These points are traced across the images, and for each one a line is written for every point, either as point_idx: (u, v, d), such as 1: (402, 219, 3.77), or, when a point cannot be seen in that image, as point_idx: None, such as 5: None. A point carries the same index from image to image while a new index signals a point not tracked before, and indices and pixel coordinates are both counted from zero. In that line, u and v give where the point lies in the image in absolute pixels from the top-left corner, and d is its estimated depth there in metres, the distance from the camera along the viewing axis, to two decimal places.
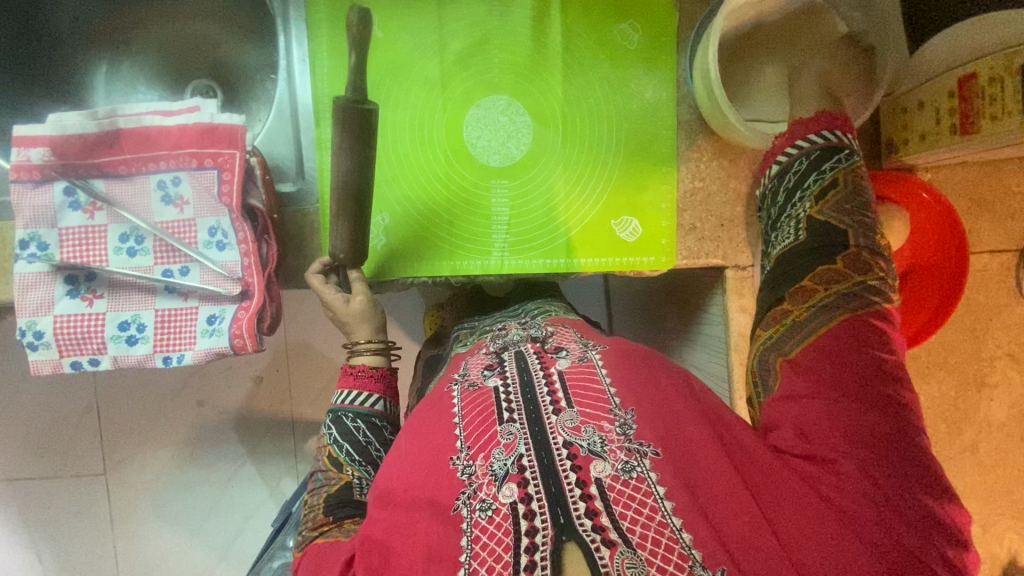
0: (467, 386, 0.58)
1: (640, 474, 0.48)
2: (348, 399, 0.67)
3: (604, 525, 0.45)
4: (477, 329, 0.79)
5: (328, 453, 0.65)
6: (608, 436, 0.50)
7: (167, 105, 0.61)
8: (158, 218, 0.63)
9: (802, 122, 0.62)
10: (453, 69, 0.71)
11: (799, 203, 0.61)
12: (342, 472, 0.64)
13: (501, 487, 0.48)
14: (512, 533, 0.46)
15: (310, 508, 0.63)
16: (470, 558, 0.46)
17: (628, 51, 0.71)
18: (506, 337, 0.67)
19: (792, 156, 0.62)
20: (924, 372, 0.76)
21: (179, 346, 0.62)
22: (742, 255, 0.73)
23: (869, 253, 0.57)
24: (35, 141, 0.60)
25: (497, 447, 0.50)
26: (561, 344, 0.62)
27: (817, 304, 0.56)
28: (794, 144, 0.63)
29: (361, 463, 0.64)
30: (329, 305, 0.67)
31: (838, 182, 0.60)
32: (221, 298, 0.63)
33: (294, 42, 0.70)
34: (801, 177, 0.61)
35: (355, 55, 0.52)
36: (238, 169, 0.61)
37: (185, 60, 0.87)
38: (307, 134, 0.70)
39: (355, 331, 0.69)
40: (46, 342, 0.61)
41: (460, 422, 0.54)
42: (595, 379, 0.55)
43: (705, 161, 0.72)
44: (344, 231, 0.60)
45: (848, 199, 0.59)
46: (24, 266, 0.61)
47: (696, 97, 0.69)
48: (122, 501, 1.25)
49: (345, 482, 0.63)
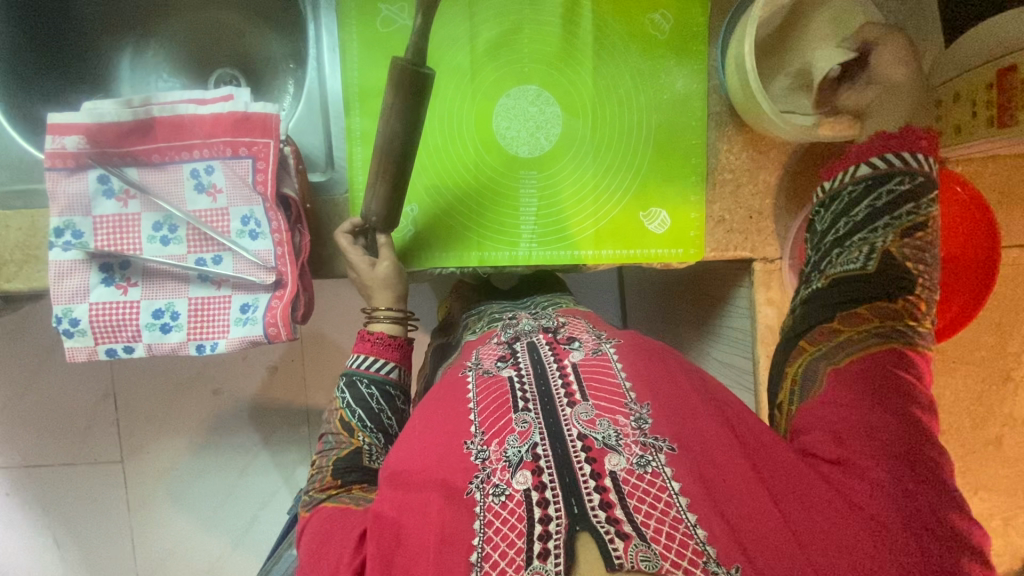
0: (481, 372, 0.59)
1: (655, 469, 0.47)
2: (363, 364, 0.68)
3: (618, 518, 0.44)
4: (485, 316, 0.79)
5: (340, 416, 0.67)
6: (623, 430, 0.49)
7: (202, 93, 0.61)
8: (191, 207, 0.63)
9: (886, 135, 0.62)
10: (483, 58, 0.70)
11: (879, 232, 0.61)
12: (353, 436, 0.65)
13: (515, 474, 0.48)
14: (524, 520, 0.45)
15: (318, 469, 0.64)
16: (482, 541, 0.45)
17: (659, 41, 0.70)
18: (518, 326, 0.67)
19: (880, 170, 0.62)
20: (950, 367, 0.76)
21: (213, 334, 0.63)
22: (770, 248, 0.73)
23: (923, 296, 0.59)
24: (69, 128, 0.60)
25: (512, 433, 0.50)
26: (574, 335, 0.62)
27: (869, 334, 0.57)
28: (884, 157, 0.61)
29: (372, 430, 0.66)
30: (355, 265, 0.66)
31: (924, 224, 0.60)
32: (255, 286, 0.64)
33: (324, 30, 0.70)
34: (885, 200, 0.61)
35: (420, 17, 0.52)
36: (272, 158, 0.61)
37: (206, 47, 0.86)
38: (337, 124, 0.70)
39: (374, 296, 0.68)
40: (81, 329, 0.62)
41: (475, 406, 0.54)
42: (610, 373, 0.55)
43: (736, 153, 0.71)
44: (381, 194, 0.61)
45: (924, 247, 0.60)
46: (60, 254, 0.61)
47: (728, 87, 0.69)
48: (139, 488, 1.26)
49: (355, 447, 0.65)
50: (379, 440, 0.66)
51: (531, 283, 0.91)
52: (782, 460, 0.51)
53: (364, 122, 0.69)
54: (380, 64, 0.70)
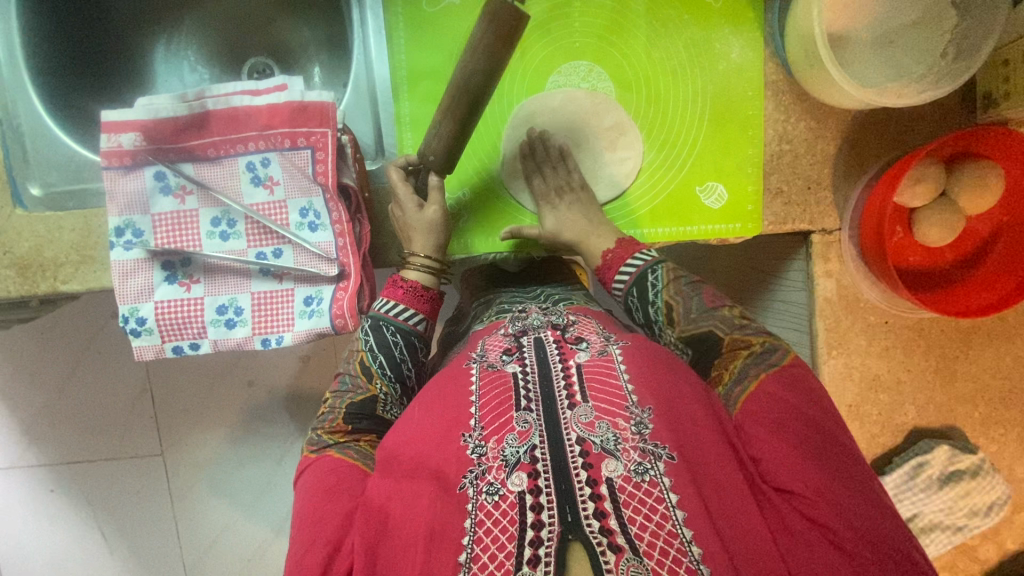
0: (486, 366, 0.56)
1: (652, 478, 0.46)
2: (390, 310, 0.63)
3: (612, 528, 0.43)
4: (494, 306, 0.76)
5: (360, 359, 0.62)
6: (622, 434, 0.48)
7: (255, 84, 0.60)
8: (249, 200, 0.62)
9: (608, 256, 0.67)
10: (532, 35, 0.69)
11: (662, 332, 0.63)
12: (371, 383, 0.62)
13: (511, 474, 0.47)
14: (517, 523, 0.44)
15: (330, 408, 0.62)
16: (472, 542, 0.44)
17: (712, 9, 0.68)
18: (526, 320, 0.64)
19: (625, 284, 0.65)
20: (1008, 333, 0.75)
21: (277, 328, 0.63)
22: (830, 219, 0.71)
23: (743, 336, 0.59)
24: (125, 126, 0.59)
25: (512, 432, 0.49)
26: (582, 335, 0.59)
27: (738, 367, 0.57)
28: (623, 267, 0.66)
29: (391, 379, 0.62)
30: (402, 197, 0.64)
31: (671, 303, 0.62)
32: (317, 279, 0.63)
33: (369, 13, 0.68)
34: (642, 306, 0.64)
35: None
36: (331, 147, 0.60)
37: (238, 36, 0.83)
38: (386, 109, 0.69)
39: (415, 240, 0.64)
40: (148, 328, 0.62)
41: (476, 401, 0.52)
42: (612, 374, 0.53)
43: (793, 122, 0.70)
44: (446, 131, 0.58)
45: (689, 308, 0.61)
46: (122, 253, 0.61)
47: (786, 56, 0.67)
48: (181, 480, 1.28)
49: (371, 394, 0.62)
50: (395, 389, 0.63)
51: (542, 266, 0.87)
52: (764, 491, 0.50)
53: (413, 106, 0.68)
54: (428, 45, 0.68)
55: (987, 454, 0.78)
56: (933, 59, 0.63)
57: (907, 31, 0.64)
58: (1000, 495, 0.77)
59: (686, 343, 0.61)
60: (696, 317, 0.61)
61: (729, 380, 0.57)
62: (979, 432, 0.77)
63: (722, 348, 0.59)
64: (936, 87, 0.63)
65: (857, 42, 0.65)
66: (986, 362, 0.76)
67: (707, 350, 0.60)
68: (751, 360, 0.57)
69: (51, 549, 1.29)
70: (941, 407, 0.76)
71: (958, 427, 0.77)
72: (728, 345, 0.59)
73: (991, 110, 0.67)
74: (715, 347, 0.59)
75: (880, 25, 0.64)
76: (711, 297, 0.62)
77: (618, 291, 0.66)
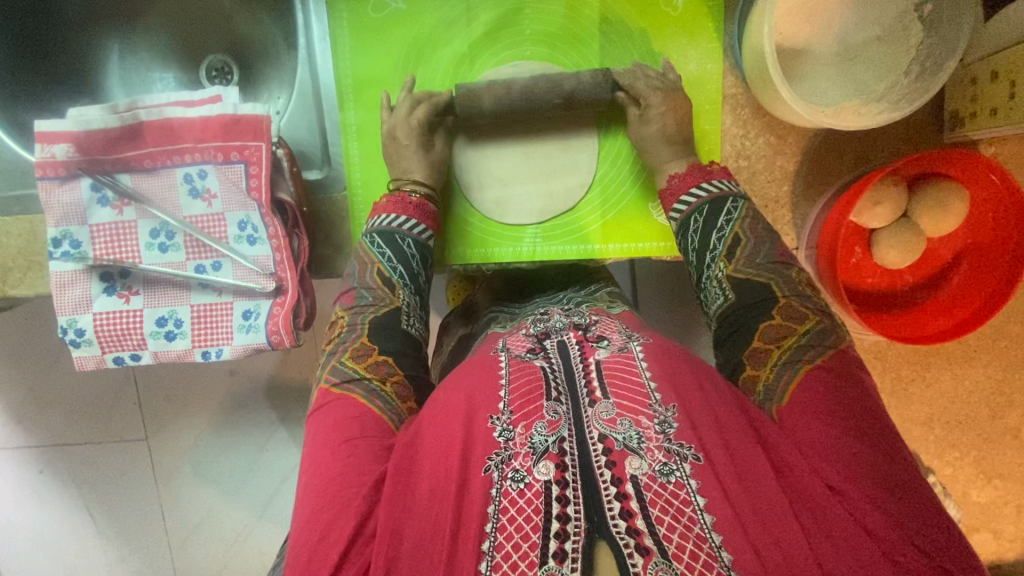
0: (513, 356, 0.54)
1: (679, 480, 0.43)
2: (402, 224, 0.64)
3: (640, 529, 0.41)
4: (516, 311, 0.70)
5: (378, 271, 0.63)
6: (646, 432, 0.45)
7: (189, 95, 0.59)
8: (186, 212, 0.61)
9: (678, 178, 0.64)
10: (481, 43, 0.67)
11: (712, 265, 0.61)
12: (393, 294, 0.62)
13: (538, 463, 0.44)
14: (542, 512, 0.42)
15: (350, 327, 0.61)
16: (495, 530, 0.42)
17: (670, 17, 0.66)
18: (548, 322, 0.61)
19: (686, 211, 0.63)
20: (969, 356, 0.73)
21: (216, 341, 0.62)
22: (785, 239, 0.69)
23: (799, 302, 0.56)
24: (58, 137, 0.59)
25: (541, 420, 0.47)
26: (604, 334, 0.56)
27: (790, 348, 0.54)
28: (689, 194, 0.63)
29: (410, 288, 0.63)
30: (414, 125, 0.64)
31: (739, 237, 0.60)
32: (255, 293, 0.63)
33: (313, 17, 0.66)
34: (705, 237, 0.61)
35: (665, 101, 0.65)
36: (265, 162, 0.59)
37: (197, 31, 0.80)
38: (331, 117, 0.68)
39: (411, 168, 0.65)
40: (88, 339, 0.62)
41: (506, 384, 0.51)
42: (635, 373, 0.50)
43: (752, 137, 0.67)
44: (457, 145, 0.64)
45: (755, 253, 0.59)
46: (59, 264, 0.61)
47: (743, 69, 0.64)
48: (164, 463, 1.22)
49: (394, 306, 0.62)
50: (416, 300, 0.64)
51: (561, 273, 0.80)
52: (799, 484, 0.45)
53: (359, 115, 0.67)
54: (374, 51, 0.66)
55: (940, 475, 0.79)
56: (894, 77, 0.61)
57: (871, 46, 0.61)
58: None
59: (733, 287, 0.59)
60: (760, 265, 0.59)
61: (778, 363, 0.53)
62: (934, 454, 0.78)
63: (773, 311, 0.56)
64: (894, 108, 0.60)
65: (819, 55, 0.62)
66: (943, 386, 0.75)
67: (754, 307, 0.57)
68: (803, 342, 0.54)
69: (38, 530, 1.26)
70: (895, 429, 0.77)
71: (913, 448, 0.78)
72: (780, 303, 0.56)
73: (956, 130, 0.64)
74: (770, 302, 0.56)
75: (845, 37, 0.61)
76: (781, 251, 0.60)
77: (679, 214, 0.64)
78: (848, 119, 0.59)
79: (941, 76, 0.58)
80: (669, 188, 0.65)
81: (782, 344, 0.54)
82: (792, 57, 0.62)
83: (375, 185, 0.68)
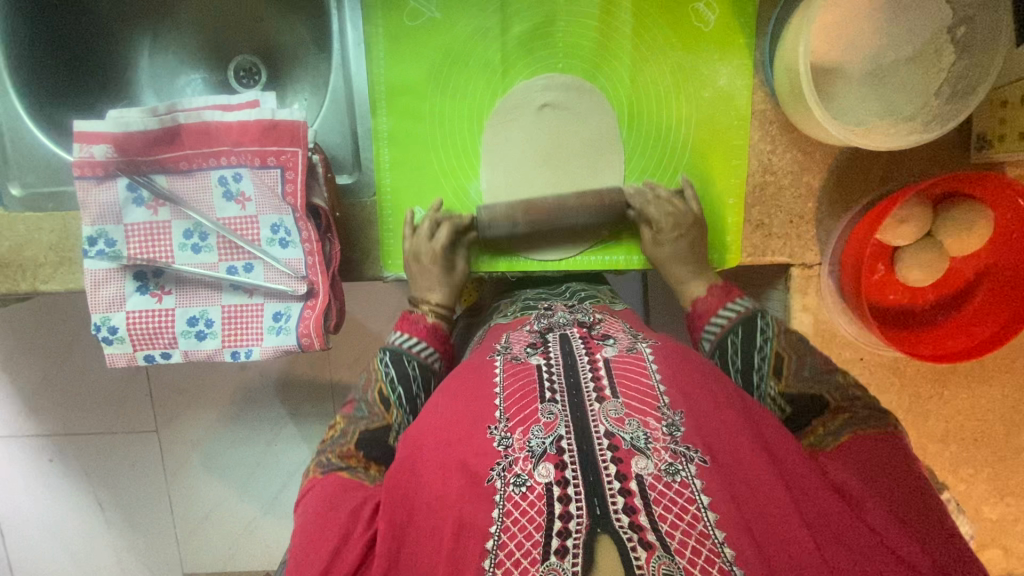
0: (509, 359, 0.54)
1: (684, 479, 0.44)
2: (409, 345, 0.64)
3: (642, 525, 0.42)
4: (518, 300, 0.71)
5: (379, 390, 0.61)
6: (653, 433, 0.46)
7: (226, 99, 0.60)
8: (220, 214, 0.62)
9: (702, 298, 0.65)
10: (514, 53, 0.67)
11: (762, 384, 0.59)
12: (388, 412, 0.60)
13: (538, 465, 0.44)
14: (545, 513, 0.42)
15: (342, 433, 0.59)
16: (500, 530, 0.42)
17: (702, 33, 0.66)
18: (551, 318, 0.62)
19: (719, 331, 0.62)
20: (986, 375, 0.74)
21: (247, 341, 0.63)
22: (809, 253, 0.69)
23: (850, 407, 0.57)
24: (97, 137, 0.59)
25: (537, 424, 0.47)
26: (609, 332, 0.57)
27: (844, 419, 0.56)
28: (725, 308, 0.63)
29: (407, 411, 0.62)
30: (438, 250, 0.66)
31: (781, 358, 0.59)
32: (286, 295, 0.64)
33: (348, 23, 0.67)
34: (746, 358, 0.60)
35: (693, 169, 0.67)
36: (301, 167, 0.60)
37: (226, 31, 0.80)
38: (363, 123, 0.69)
39: (434, 289, 0.68)
40: (120, 337, 0.63)
41: (501, 393, 0.50)
42: (645, 373, 0.50)
43: (779, 153, 0.68)
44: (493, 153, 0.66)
45: (801, 368, 0.58)
46: (94, 262, 0.61)
47: (775, 85, 0.65)
48: (176, 456, 1.22)
49: (386, 423, 0.60)
50: (410, 421, 0.62)
51: None
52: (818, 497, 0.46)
53: (391, 121, 0.68)
54: (408, 59, 0.67)
55: (953, 492, 0.80)
56: (925, 98, 0.61)
57: (903, 66, 0.61)
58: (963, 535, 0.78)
59: (789, 400, 0.58)
60: (808, 379, 0.58)
61: (837, 425, 0.56)
62: (947, 470, 0.79)
63: (828, 408, 0.57)
64: (925, 129, 0.61)
65: (850, 74, 0.63)
66: (960, 403, 0.75)
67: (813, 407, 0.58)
68: (855, 420, 0.55)
69: (46, 518, 1.26)
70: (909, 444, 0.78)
71: (926, 463, 0.79)
72: (835, 407, 0.57)
73: (984, 152, 0.65)
74: (820, 408, 0.57)
75: (877, 56, 0.62)
76: (823, 364, 0.60)
77: (713, 334, 0.63)
78: (877, 139, 0.60)
79: (973, 100, 0.58)
80: (695, 311, 0.66)
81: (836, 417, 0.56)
82: (823, 77, 0.63)
83: (405, 189, 0.69)
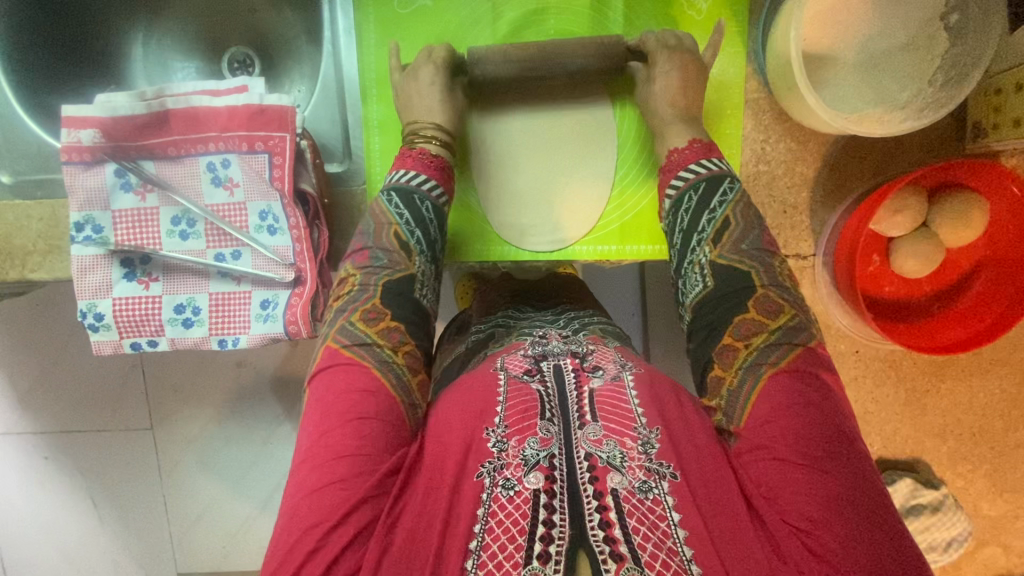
0: (513, 376, 0.52)
1: (657, 497, 0.43)
2: (416, 182, 0.61)
3: (616, 537, 0.41)
4: (512, 329, 0.68)
5: (395, 231, 0.60)
6: (630, 452, 0.45)
7: (214, 84, 0.60)
8: (208, 201, 0.62)
9: (681, 152, 0.62)
10: (505, 41, 0.67)
11: (697, 249, 0.58)
12: (409, 259, 0.59)
13: (529, 473, 0.44)
14: (529, 517, 0.42)
15: (362, 287, 0.58)
16: (483, 531, 0.42)
17: (694, 21, 0.66)
18: (546, 347, 0.58)
19: (681, 189, 0.61)
20: (984, 368, 0.73)
21: (234, 329, 0.63)
22: (804, 244, 0.69)
23: (777, 294, 0.55)
24: (84, 122, 0.59)
25: (534, 435, 0.46)
26: (600, 364, 0.54)
27: (758, 347, 0.52)
28: (682, 174, 0.61)
29: (428, 255, 0.61)
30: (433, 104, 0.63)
31: (730, 221, 0.58)
32: (273, 283, 0.63)
33: (338, 13, 0.67)
34: (694, 218, 0.59)
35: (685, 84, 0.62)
36: (289, 152, 0.60)
37: (220, 24, 0.80)
38: (353, 112, 0.68)
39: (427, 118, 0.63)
40: (106, 324, 0.62)
41: (502, 402, 0.49)
42: (623, 398, 0.49)
43: (772, 143, 0.67)
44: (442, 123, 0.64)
45: (743, 238, 0.57)
46: (81, 249, 0.61)
47: (767, 74, 0.64)
48: (169, 453, 1.21)
49: (409, 272, 0.59)
50: (431, 268, 0.61)
51: (560, 290, 0.80)
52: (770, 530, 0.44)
53: (382, 109, 0.68)
54: (399, 46, 0.67)
55: (952, 488, 0.79)
56: (919, 86, 0.61)
57: (894, 54, 0.61)
58: (961, 531, 0.77)
59: (716, 270, 0.57)
60: (747, 250, 0.57)
61: (761, 346, 0.52)
62: (946, 467, 0.77)
63: (750, 303, 0.54)
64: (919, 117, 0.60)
65: (843, 62, 0.62)
66: (958, 397, 0.74)
67: (733, 309, 0.55)
68: (777, 338, 0.52)
69: (39, 517, 1.25)
70: (908, 439, 0.76)
71: (925, 460, 0.77)
72: (756, 295, 0.55)
73: (979, 140, 0.64)
74: (745, 295, 0.55)
75: (870, 46, 0.61)
76: (767, 242, 0.58)
77: (674, 192, 0.62)
78: (870, 126, 0.60)
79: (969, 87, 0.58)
80: (668, 162, 0.63)
81: (750, 339, 0.53)
82: (816, 67, 0.63)
83: None
